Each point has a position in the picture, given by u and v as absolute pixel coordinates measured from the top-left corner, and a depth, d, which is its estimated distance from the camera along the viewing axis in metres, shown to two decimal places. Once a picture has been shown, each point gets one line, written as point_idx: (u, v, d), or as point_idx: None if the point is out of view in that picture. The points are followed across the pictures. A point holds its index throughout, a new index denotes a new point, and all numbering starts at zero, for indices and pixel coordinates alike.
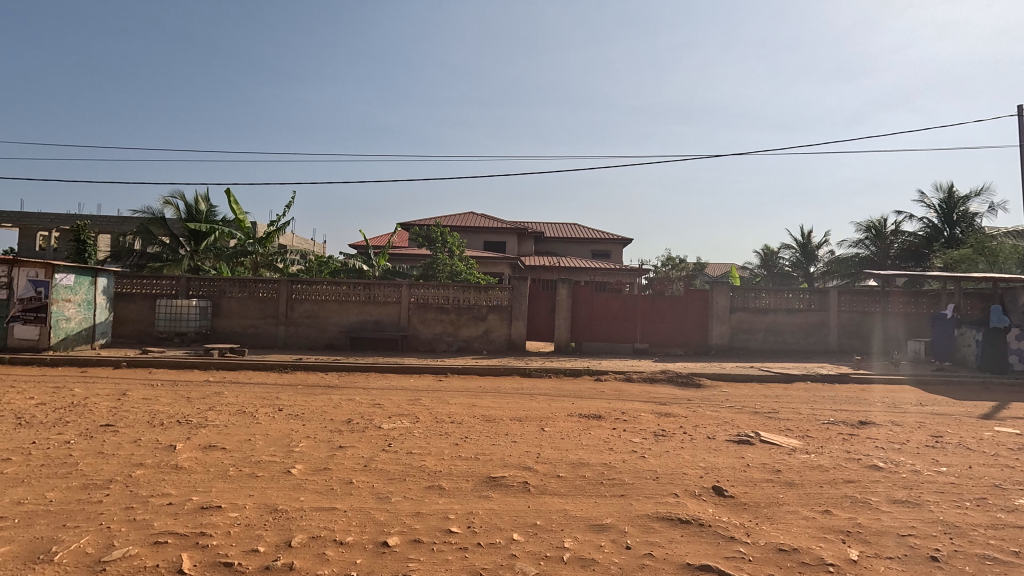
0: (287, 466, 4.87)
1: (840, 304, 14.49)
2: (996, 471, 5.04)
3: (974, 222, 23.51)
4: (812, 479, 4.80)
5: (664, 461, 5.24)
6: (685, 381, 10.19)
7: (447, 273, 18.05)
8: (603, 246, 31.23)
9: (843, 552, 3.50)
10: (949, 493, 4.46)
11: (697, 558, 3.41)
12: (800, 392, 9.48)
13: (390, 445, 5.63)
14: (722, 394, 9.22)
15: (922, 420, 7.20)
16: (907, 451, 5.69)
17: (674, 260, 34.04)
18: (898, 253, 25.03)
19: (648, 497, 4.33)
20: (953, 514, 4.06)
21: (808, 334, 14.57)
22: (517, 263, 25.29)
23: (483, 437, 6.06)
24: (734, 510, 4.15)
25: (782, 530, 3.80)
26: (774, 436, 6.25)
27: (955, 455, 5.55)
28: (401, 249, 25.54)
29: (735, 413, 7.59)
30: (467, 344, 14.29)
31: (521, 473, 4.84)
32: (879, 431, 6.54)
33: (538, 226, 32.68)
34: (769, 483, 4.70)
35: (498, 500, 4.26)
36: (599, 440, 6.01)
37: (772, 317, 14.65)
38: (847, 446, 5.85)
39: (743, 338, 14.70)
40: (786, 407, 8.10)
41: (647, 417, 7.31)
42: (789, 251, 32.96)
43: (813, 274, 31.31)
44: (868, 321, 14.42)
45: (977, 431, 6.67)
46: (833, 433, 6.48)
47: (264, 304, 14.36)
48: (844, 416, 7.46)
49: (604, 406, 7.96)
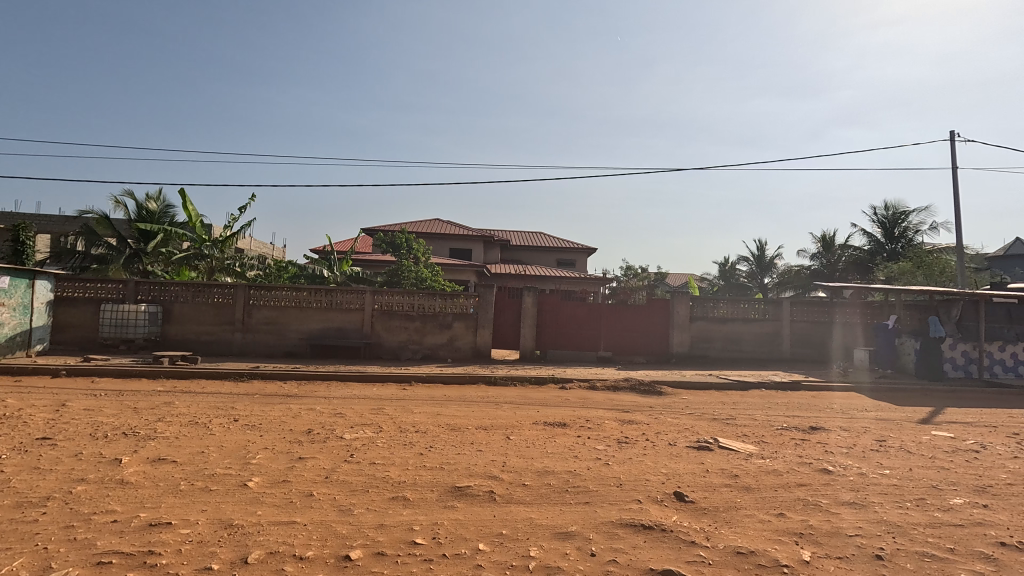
0: (243, 479, 4.67)
1: (792, 314, 15.17)
2: (933, 473, 5.36)
3: (914, 238, 25.09)
4: (768, 483, 4.98)
5: (628, 468, 5.34)
6: (647, 390, 10.36)
7: (412, 279, 17.80)
8: (569, 255, 31.60)
9: (797, 553, 3.64)
10: (892, 495, 4.72)
11: (660, 563, 3.47)
12: (756, 398, 9.82)
13: (353, 455, 5.50)
14: (683, 401, 9.48)
15: (868, 425, 7.61)
16: (853, 454, 6.01)
17: (636, 270, 34.96)
18: (845, 265, 26.44)
19: (613, 504, 4.39)
20: (897, 515, 4.28)
21: (763, 343, 15.13)
22: (484, 271, 25.21)
23: (448, 446, 6.01)
24: (695, 514, 4.26)
25: (739, 533, 3.93)
26: (732, 442, 6.45)
27: (897, 458, 5.88)
28: (364, 255, 25.12)
29: (695, 420, 7.79)
30: (432, 351, 14.15)
31: (487, 482, 4.81)
32: (829, 436, 6.86)
33: (504, 234, 32.86)
34: (728, 488, 4.84)
35: (464, 510, 4.22)
36: (565, 448, 6.07)
37: (730, 327, 15.14)
38: (799, 451, 6.11)
39: (702, 347, 15.11)
40: (743, 413, 8.38)
41: (611, 424, 7.41)
42: (745, 262, 34.37)
43: (768, 285, 32.69)
44: (819, 330, 15.14)
45: (917, 435, 7.07)
46: (787, 439, 6.72)
47: (220, 310, 13.82)
48: (796, 421, 7.79)
49: (569, 414, 8.01)
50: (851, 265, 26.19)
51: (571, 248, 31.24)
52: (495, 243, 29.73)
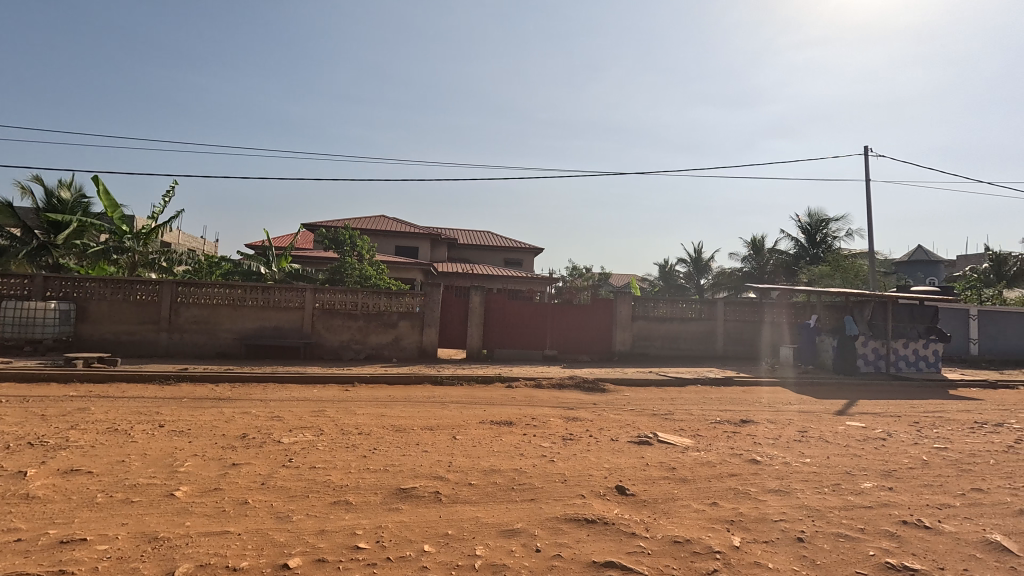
0: (170, 489, 4.38)
1: (726, 314, 16.02)
2: (847, 460, 5.84)
3: (833, 244, 27.19)
4: (703, 474, 5.24)
5: (573, 464, 5.45)
6: (591, 387, 10.62)
7: (356, 277, 17.30)
8: (516, 255, 31.82)
9: (728, 539, 3.86)
10: (812, 481, 5.09)
11: (602, 556, 3.57)
12: (692, 394, 10.31)
13: (292, 460, 5.28)
14: (625, 397, 9.80)
15: (792, 417, 8.18)
16: (779, 445, 6.44)
17: (581, 271, 35.74)
18: (773, 268, 28.25)
19: (558, 500, 4.47)
20: (816, 499, 4.62)
21: (699, 341, 15.89)
22: (430, 269, 24.91)
23: (393, 447, 5.90)
24: (635, 507, 4.41)
25: (676, 523, 4.11)
26: (670, 436, 6.73)
27: (816, 447, 6.36)
28: (305, 251, 24.14)
29: (636, 416, 8.07)
30: (376, 351, 13.82)
31: (433, 483, 4.77)
32: (758, 428, 7.32)
33: (451, 232, 32.61)
34: (666, 480, 5.05)
35: (409, 512, 4.16)
36: (511, 446, 6.12)
37: (668, 326, 15.79)
38: (731, 443, 6.47)
39: (643, 345, 15.66)
40: (680, 408, 8.77)
41: (556, 422, 7.54)
42: (683, 264, 35.97)
43: (704, 286, 34.37)
44: (749, 329, 16.07)
45: (834, 425, 7.68)
46: (720, 432, 7.09)
47: (143, 309, 12.87)
48: (729, 415, 8.24)
49: (515, 413, 8.08)
50: (778, 268, 28.02)
51: (518, 248, 31.47)
52: (442, 241, 29.45)
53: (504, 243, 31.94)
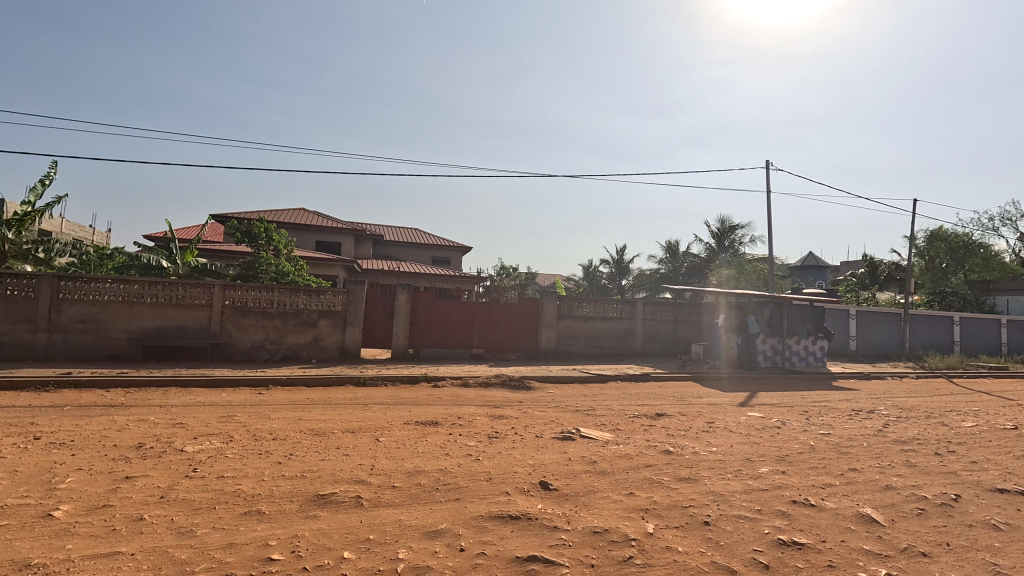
0: (47, 509, 3.89)
1: (644, 313, 16.88)
2: (748, 447, 6.38)
3: (739, 248, 29.53)
4: (621, 467, 5.49)
5: (497, 462, 5.50)
6: (517, 385, 10.77)
7: (272, 273, 16.29)
8: (444, 253, 31.53)
9: (643, 527, 4.07)
10: (717, 468, 5.51)
11: (525, 551, 3.64)
12: (612, 390, 10.77)
13: (196, 470, 4.88)
14: (549, 394, 10.03)
15: (701, 410, 8.79)
16: (689, 436, 6.89)
17: (509, 270, 36.09)
18: (687, 270, 30.18)
19: (483, 498, 4.49)
20: (721, 485, 5.00)
21: (620, 339, 16.60)
22: (354, 266, 24.02)
23: (311, 452, 5.63)
24: (557, 501, 4.53)
25: (596, 514, 4.27)
26: (591, 431, 6.98)
27: (722, 437, 6.88)
28: (213, 244, 22.36)
29: (559, 412, 8.29)
30: (293, 351, 13.11)
31: (354, 487, 4.61)
32: (671, 421, 7.78)
33: (376, 228, 31.64)
34: (587, 473, 5.24)
35: (328, 518, 4.00)
36: (436, 446, 6.05)
37: (591, 324, 16.36)
38: (647, 436, 6.82)
39: (567, 344, 16.11)
40: (601, 404, 9.12)
41: (481, 420, 7.57)
42: (606, 265, 37.44)
43: (625, 286, 36.00)
44: (665, 327, 17.04)
45: (737, 416, 8.34)
46: (638, 425, 7.46)
47: (15, 306, 11.33)
48: (645, 409, 8.69)
49: (441, 412, 8.01)
50: (691, 270, 29.97)
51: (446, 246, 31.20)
52: (367, 237, 28.52)
53: (431, 241, 31.51)
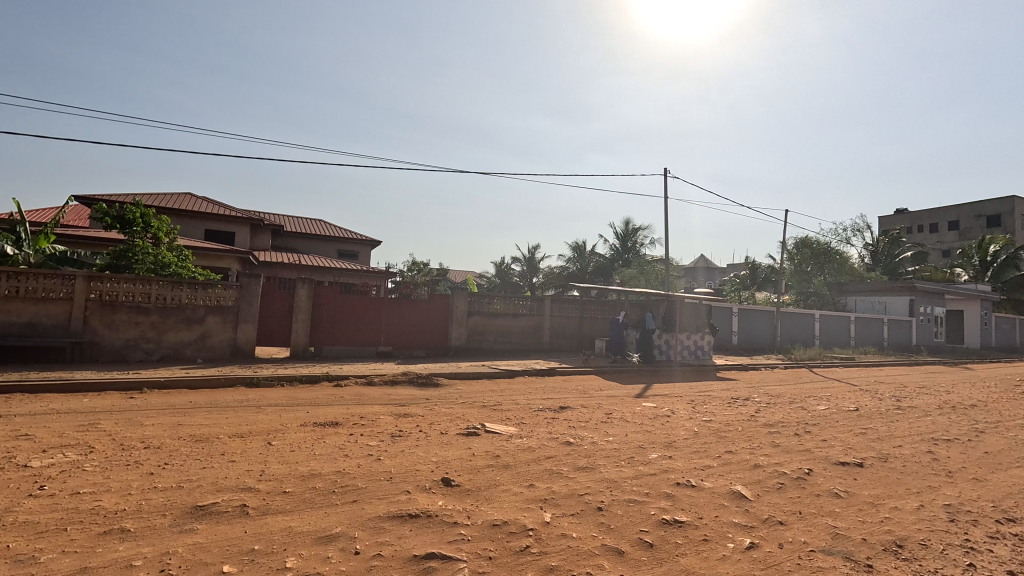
0: None
1: (552, 310, 17.40)
2: (641, 436, 6.83)
3: (640, 250, 31.51)
4: (523, 459, 5.63)
5: (400, 461, 5.39)
6: (425, 382, 10.63)
7: (149, 263, 14.59)
8: (351, 247, 30.25)
9: (540, 517, 4.21)
10: (613, 456, 5.84)
11: (423, 549, 3.60)
12: (520, 384, 11.01)
13: (44, 487, 4.26)
14: (457, 391, 10.02)
15: (601, 402, 9.26)
16: (589, 427, 7.23)
17: (420, 266, 35.48)
18: (593, 270, 31.65)
19: (382, 499, 4.38)
20: (615, 472, 5.30)
21: (528, 335, 16.97)
22: (249, 258, 22.27)
23: (191, 460, 5.14)
24: (459, 497, 4.54)
25: (496, 507, 4.34)
26: (496, 426, 7.07)
27: (618, 427, 7.30)
28: (76, 230, 19.57)
29: (466, 408, 8.31)
30: (175, 350, 11.86)
31: (240, 496, 4.28)
32: (573, 413, 8.11)
33: (276, 219, 29.56)
34: (489, 468, 5.30)
35: (208, 531, 3.67)
36: (335, 448, 5.80)
37: (501, 321, 16.55)
38: (549, 429, 7.05)
39: (476, 340, 16.16)
40: (508, 399, 9.28)
41: (386, 419, 7.37)
42: (518, 263, 38.13)
43: (535, 284, 36.91)
44: (571, 324, 17.69)
45: (633, 407, 8.90)
46: (541, 419, 7.69)
47: None
48: (549, 403, 8.98)
49: (343, 412, 7.69)
50: (597, 269, 31.47)
51: (353, 239, 29.96)
52: (265, 228, 26.57)
53: (337, 233, 30.10)
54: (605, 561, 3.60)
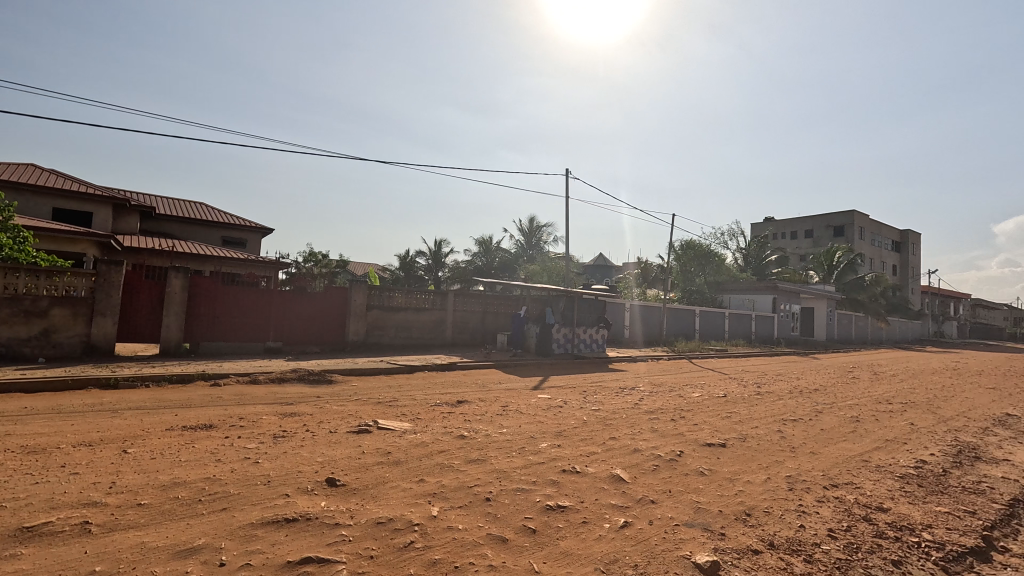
0: None
1: (455, 305, 17.35)
2: (533, 426, 7.05)
3: (543, 247, 32.50)
4: (414, 455, 5.56)
5: (281, 463, 5.07)
6: (317, 379, 10.09)
7: None
8: (238, 234, 27.81)
9: (427, 511, 4.18)
10: (504, 448, 5.96)
11: (298, 554, 3.42)
12: (418, 380, 10.86)
13: None
14: (351, 387, 9.64)
15: (499, 395, 9.42)
16: (484, 420, 7.32)
17: (318, 256, 33.56)
18: (498, 265, 32.09)
19: (256, 504, 4.09)
20: (505, 463, 5.42)
21: (430, 330, 16.76)
22: (111, 242, 19.59)
23: (20, 476, 4.41)
24: (343, 497, 4.38)
25: (382, 505, 4.25)
26: (389, 422, 6.91)
27: (512, 419, 7.47)
28: None
29: (359, 406, 8.01)
30: (7, 348, 10.12)
31: (82, 512, 3.76)
32: (469, 407, 8.17)
33: (146, 200, 26.29)
34: (379, 465, 5.17)
35: (35, 556, 3.18)
36: (206, 452, 5.31)
37: (402, 315, 16.19)
38: (444, 423, 7.03)
39: (376, 335, 15.65)
40: (404, 394, 9.10)
41: (269, 419, 6.89)
42: (423, 257, 37.52)
43: (440, 278, 36.57)
44: (473, 319, 17.76)
45: (529, 399, 9.17)
46: (437, 413, 7.64)
47: None
48: (447, 397, 8.96)
49: (219, 414, 7.06)
50: (501, 265, 31.95)
51: (241, 226, 27.57)
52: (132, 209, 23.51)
53: (222, 219, 27.50)
54: (488, 550, 3.67)
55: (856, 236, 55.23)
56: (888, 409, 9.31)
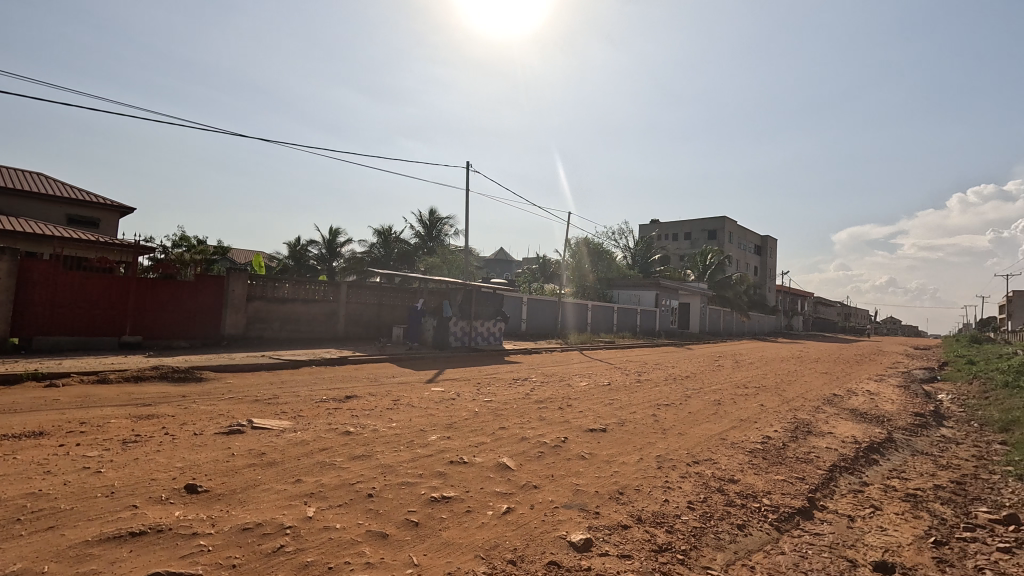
0: None
1: (348, 296, 16.57)
2: (424, 420, 6.97)
3: (444, 240, 32.23)
4: (292, 454, 5.22)
5: (130, 471, 4.49)
6: (184, 377, 9.07)
7: None
8: (89, 213, 24.10)
9: (302, 512, 3.95)
10: (392, 442, 5.82)
11: (145, 570, 3.05)
12: (304, 375, 10.23)
13: None
14: (225, 385, 8.82)
15: (391, 389, 9.18)
16: (372, 415, 7.08)
17: (191, 242, 30.18)
18: (397, 257, 31.26)
19: (95, 519, 3.58)
20: (391, 457, 5.30)
21: (320, 323, 15.83)
22: None
23: None
24: (205, 504, 3.99)
25: (251, 509, 3.94)
26: (266, 421, 6.42)
27: (402, 413, 7.32)
28: None
29: (233, 405, 7.35)
30: None
31: None
32: (358, 402, 7.86)
33: None
34: (250, 468, 4.78)
35: None
36: (32, 464, 4.54)
37: (289, 307, 15.12)
38: (328, 420, 6.69)
39: (257, 328, 14.45)
40: (287, 391, 8.52)
41: (119, 423, 6.06)
42: (315, 245, 35.36)
43: (335, 269, 34.74)
44: (368, 312, 17.10)
45: (421, 392, 9.05)
46: (322, 410, 7.25)
47: None
48: (334, 393, 8.54)
49: (54, 419, 6.07)
50: (400, 257, 31.15)
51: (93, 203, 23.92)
52: None
53: (68, 194, 23.64)
54: (366, 547, 3.55)
55: (727, 239, 61.80)
56: (744, 393, 10.57)
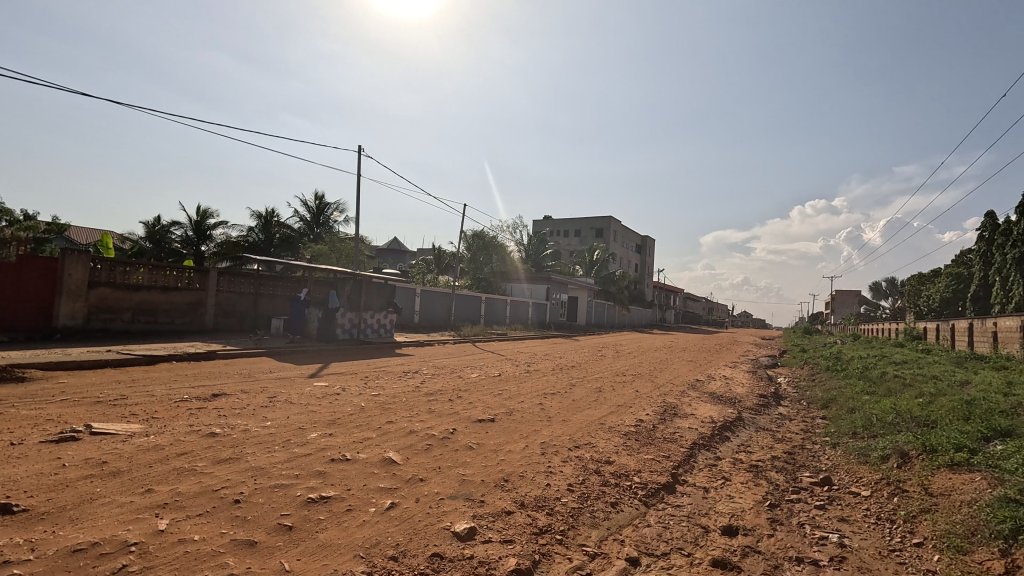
0: None
1: (218, 284, 14.95)
2: (303, 416, 6.54)
3: (332, 227, 30.47)
4: (142, 462, 4.60)
5: None
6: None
7: None
8: None
9: (152, 526, 3.50)
10: (265, 442, 5.38)
11: None
12: (162, 372, 9.08)
13: None
14: (57, 385, 7.51)
15: (267, 385, 8.49)
16: (243, 414, 6.48)
17: (13, 216, 25.19)
18: (279, 243, 28.94)
19: None
20: (263, 459, 4.89)
21: (183, 313, 14.11)
22: None
23: None
24: (22, 526, 3.36)
25: (85, 528, 3.40)
26: (110, 425, 5.58)
27: (279, 410, 6.80)
28: None
29: (66, 408, 6.29)
30: None
31: None
32: (226, 400, 7.15)
33: None
34: (86, 480, 4.13)
35: None
36: None
37: (143, 295, 13.27)
38: (190, 421, 6.00)
39: (102, 319, 12.51)
40: (138, 390, 7.49)
41: None
42: (180, 227, 31.44)
43: (204, 253, 31.21)
44: (242, 301, 15.59)
45: (302, 387, 8.48)
46: (182, 411, 6.48)
47: None
48: (198, 391, 7.68)
49: None
50: (282, 243, 28.88)
51: None
52: None
53: None
54: (230, 557, 3.25)
55: (612, 238, 66.03)
56: (622, 380, 11.40)
